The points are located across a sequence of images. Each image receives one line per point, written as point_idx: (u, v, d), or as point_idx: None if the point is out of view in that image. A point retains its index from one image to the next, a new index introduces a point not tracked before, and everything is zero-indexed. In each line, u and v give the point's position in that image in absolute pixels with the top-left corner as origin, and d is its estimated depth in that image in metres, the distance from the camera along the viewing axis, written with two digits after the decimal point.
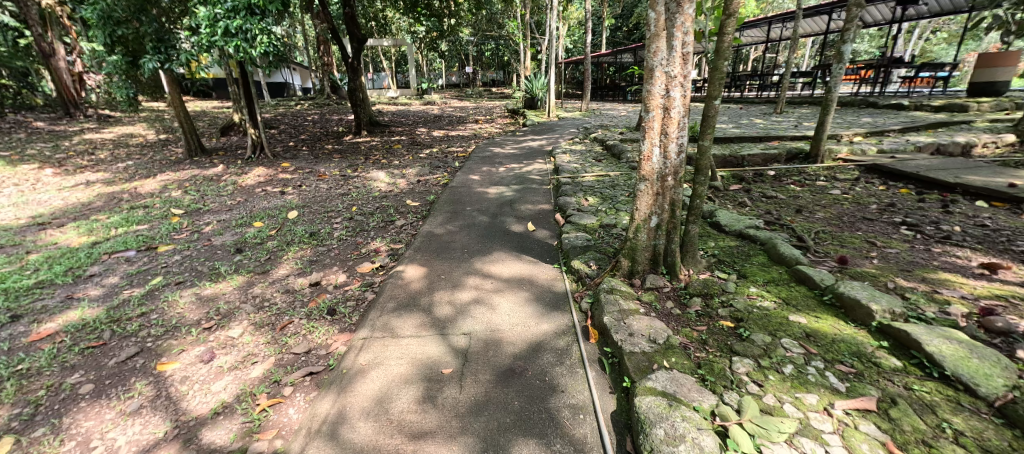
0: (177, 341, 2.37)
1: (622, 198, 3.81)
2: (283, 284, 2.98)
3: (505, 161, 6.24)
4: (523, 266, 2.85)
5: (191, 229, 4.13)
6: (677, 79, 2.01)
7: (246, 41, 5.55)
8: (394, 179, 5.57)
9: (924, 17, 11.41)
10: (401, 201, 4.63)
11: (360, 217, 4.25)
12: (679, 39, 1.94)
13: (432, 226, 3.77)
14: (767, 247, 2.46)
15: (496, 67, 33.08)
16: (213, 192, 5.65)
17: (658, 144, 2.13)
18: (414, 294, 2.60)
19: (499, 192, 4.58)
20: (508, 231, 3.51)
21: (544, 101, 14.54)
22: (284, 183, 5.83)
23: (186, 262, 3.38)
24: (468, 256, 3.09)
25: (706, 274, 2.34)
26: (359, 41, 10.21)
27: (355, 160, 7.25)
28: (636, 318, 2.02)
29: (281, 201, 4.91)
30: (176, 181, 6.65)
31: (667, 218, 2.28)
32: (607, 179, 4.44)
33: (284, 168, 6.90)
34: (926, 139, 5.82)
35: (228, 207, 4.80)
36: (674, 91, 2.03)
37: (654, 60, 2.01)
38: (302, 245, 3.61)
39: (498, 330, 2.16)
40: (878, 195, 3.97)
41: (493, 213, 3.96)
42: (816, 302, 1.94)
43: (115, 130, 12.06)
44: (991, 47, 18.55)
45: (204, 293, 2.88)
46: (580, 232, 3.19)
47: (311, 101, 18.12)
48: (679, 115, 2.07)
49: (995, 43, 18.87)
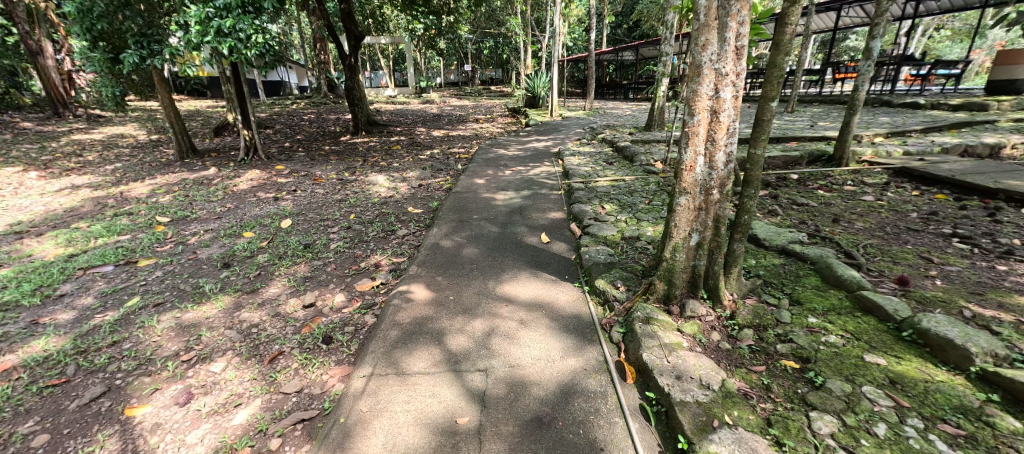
0: (151, 377, 2.09)
1: (642, 206, 3.53)
2: (273, 306, 2.69)
3: (510, 163, 5.95)
4: (540, 286, 2.58)
5: (176, 241, 3.83)
6: (729, 76, 1.72)
7: (240, 42, 5.15)
8: (395, 184, 5.28)
9: (934, 14, 11.16)
10: (402, 208, 4.34)
11: (358, 225, 3.96)
12: (733, 31, 1.65)
13: (437, 236, 3.49)
14: (819, 266, 2.19)
15: (495, 65, 32.75)
16: (203, 198, 5.34)
17: (702, 153, 1.86)
18: (420, 321, 2.32)
19: (507, 198, 4.29)
20: (520, 243, 3.23)
21: (546, 100, 14.23)
22: (278, 187, 5.53)
23: (167, 279, 3.09)
24: (478, 273, 2.82)
25: (753, 299, 2.06)
26: (357, 38, 9.88)
27: (353, 162, 6.95)
28: (681, 355, 1.74)
29: (274, 208, 4.62)
30: (166, 185, 6.34)
31: (710, 236, 2.00)
32: (622, 184, 4.17)
33: (278, 171, 6.59)
34: (952, 140, 5.55)
35: (217, 215, 4.51)
36: (724, 91, 1.75)
37: (702, 56, 1.74)
38: (295, 259, 3.32)
39: (518, 367, 1.89)
40: (915, 202, 3.70)
41: (502, 222, 3.67)
42: (892, 338, 1.67)
43: (105, 130, 11.70)
44: (997, 44, 18.38)
45: (185, 317, 2.60)
46: (601, 245, 2.91)
47: (308, 100, 17.77)
48: (729, 120, 1.79)
49: (999, 41, 18.63)
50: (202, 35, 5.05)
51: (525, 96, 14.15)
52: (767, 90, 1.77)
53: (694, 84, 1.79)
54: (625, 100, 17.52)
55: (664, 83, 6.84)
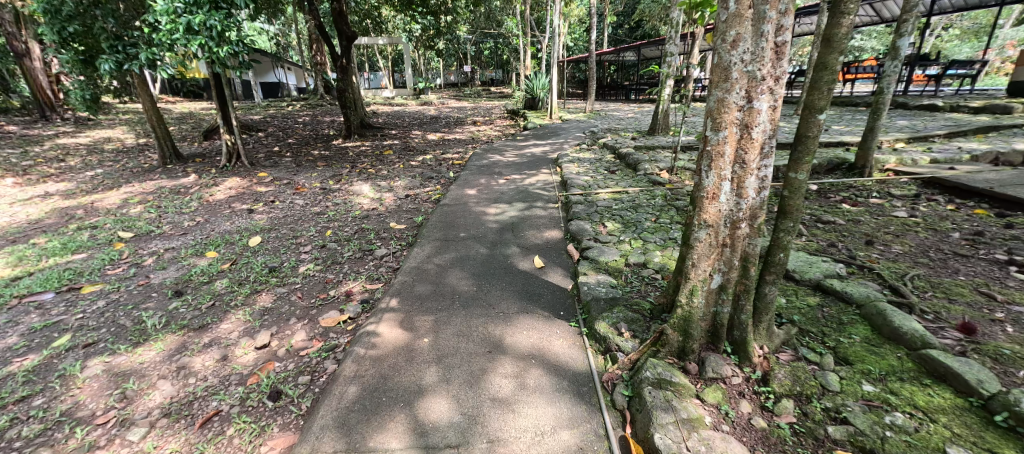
0: (52, 450, 1.70)
1: (648, 224, 3.15)
2: (221, 348, 2.31)
3: (505, 170, 5.58)
4: (532, 327, 2.21)
5: (131, 262, 3.46)
6: (767, 81, 1.34)
7: (212, 39, 4.80)
8: (380, 194, 4.92)
9: (947, 13, 10.75)
10: (384, 223, 3.97)
11: (334, 244, 3.58)
12: (773, 22, 1.28)
13: (418, 259, 3.11)
14: (867, 311, 1.80)
15: (495, 65, 32.34)
16: (174, 210, 4.96)
17: (729, 178, 1.48)
18: (385, 373, 1.94)
19: (500, 212, 3.91)
20: (510, 269, 2.86)
21: (546, 101, 13.84)
22: (256, 198, 5.17)
23: (109, 310, 2.72)
24: (460, 308, 2.44)
25: (788, 353, 1.68)
26: (350, 39, 9.50)
27: (340, 169, 6.57)
28: (704, 438, 1.35)
29: (247, 222, 4.24)
30: (141, 194, 5.98)
31: (736, 278, 1.61)
32: (625, 197, 3.80)
33: (260, 178, 6.22)
34: (981, 147, 5.15)
35: (183, 230, 4.13)
36: (760, 99, 1.36)
37: (731, 55, 1.36)
38: (257, 286, 2.94)
39: (499, 443, 1.51)
40: (952, 219, 3.32)
41: (492, 241, 3.29)
42: (980, 422, 1.27)
43: (92, 134, 11.37)
44: (1008, 44, 17.87)
45: (116, 362, 2.22)
46: (602, 273, 2.53)
47: (303, 102, 17.45)
48: (764, 137, 1.40)
49: (1011, 41, 18.11)
50: (173, 33, 4.66)
51: (525, 97, 13.77)
52: (814, 98, 1.39)
53: (720, 91, 1.41)
54: (626, 101, 17.11)
55: (668, 85, 6.47)
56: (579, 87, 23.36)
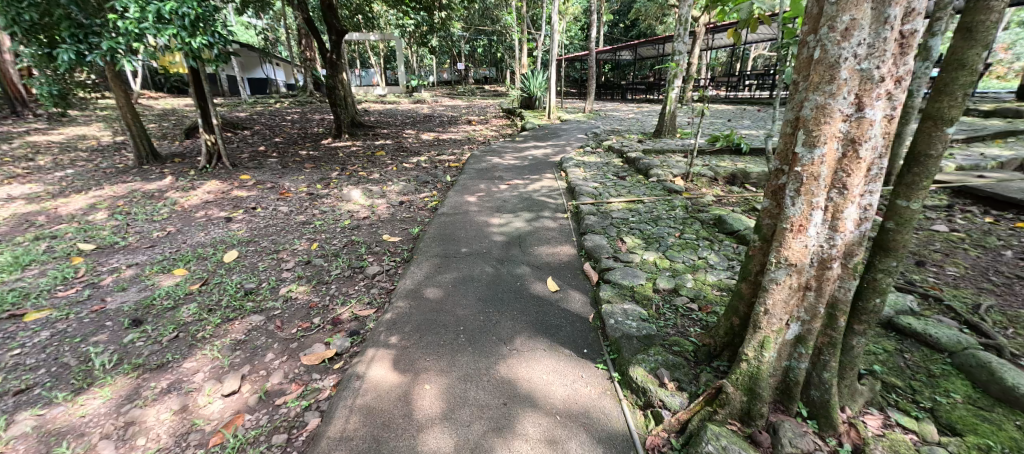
0: None
1: (672, 240, 2.83)
2: (182, 395, 1.94)
3: (505, 174, 5.24)
4: (555, 369, 1.87)
5: (87, 281, 3.04)
6: (888, 82, 1.02)
7: (185, 29, 4.44)
8: (372, 201, 4.55)
9: None
10: (376, 235, 3.61)
11: (319, 259, 3.20)
12: (902, 5, 0.96)
13: (415, 279, 2.76)
14: (963, 361, 1.50)
15: (488, 63, 31.83)
16: (143, 217, 4.53)
17: (823, 206, 1.15)
18: (377, 435, 1.58)
19: (504, 223, 3.57)
20: (521, 293, 2.51)
21: (543, 100, 13.50)
22: (236, 204, 4.76)
23: (53, 344, 2.32)
24: (466, 343, 2.10)
25: (877, 417, 1.37)
26: (340, 34, 9.04)
27: (329, 172, 6.19)
28: None
29: (223, 233, 3.84)
30: (111, 198, 5.54)
31: (819, 328, 1.29)
32: (641, 207, 3.49)
33: (242, 182, 5.80)
34: (1003, 153, 4.90)
35: (151, 242, 3.72)
36: (874, 106, 1.04)
37: (840, 48, 1.03)
38: (229, 314, 2.56)
39: None
40: (997, 234, 3.06)
41: (497, 258, 2.96)
42: None
43: (66, 131, 10.76)
44: (1000, 47, 17.94)
45: (50, 416, 1.83)
46: (628, 302, 2.20)
47: (291, 99, 16.91)
48: (873, 156, 1.08)
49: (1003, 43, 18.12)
50: (140, 21, 4.29)
51: (521, 96, 13.42)
52: (941, 106, 1.08)
53: (819, 94, 1.08)
54: (623, 101, 16.81)
55: (676, 84, 6.18)
56: (574, 86, 23.06)
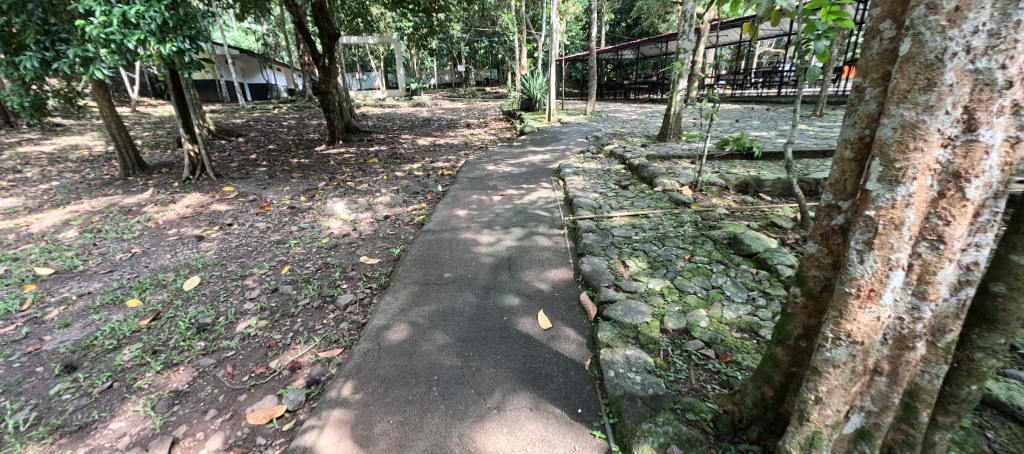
0: None
1: (681, 263, 2.49)
2: None
3: (500, 183, 4.91)
4: (541, 438, 1.53)
5: (29, 314, 2.73)
6: (1017, 90, 0.67)
7: (154, 34, 4.18)
8: (356, 215, 4.24)
9: None
10: (354, 256, 3.29)
11: (287, 286, 2.88)
12: None
13: (388, 313, 2.43)
14: None
15: (489, 65, 31.48)
16: (113, 235, 4.24)
17: (906, 264, 0.80)
18: None
19: (494, 241, 3.24)
20: (508, 331, 2.18)
21: (544, 101, 13.14)
22: (213, 220, 4.46)
23: None
24: (438, 398, 1.77)
25: None
26: (332, 37, 8.75)
27: (316, 182, 5.89)
28: None
29: (191, 254, 3.53)
30: (87, 214, 5.26)
31: (892, 422, 0.94)
32: (645, 223, 3.15)
33: (224, 194, 5.50)
34: None
35: (112, 266, 3.41)
36: (992, 124, 0.69)
37: (944, 38, 0.69)
38: (175, 357, 2.24)
39: None
40: None
41: (483, 285, 2.63)
42: None
43: (58, 141, 10.56)
44: None
45: None
46: (631, 346, 1.86)
47: (290, 104, 16.70)
48: (985, 195, 0.73)
49: None
50: (104, 26, 4.05)
51: (521, 98, 13.10)
52: None
53: (907, 106, 0.75)
54: (626, 101, 16.42)
55: (680, 84, 5.82)
56: (576, 87, 22.74)
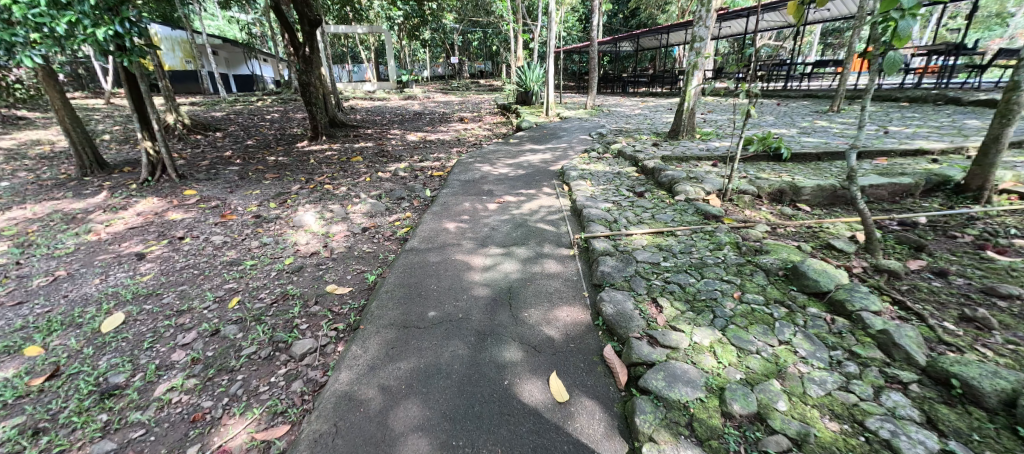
0: None
1: (730, 305, 1.94)
2: None
3: (496, 188, 4.35)
4: None
5: None
6: None
7: (87, 18, 3.65)
8: (329, 227, 3.65)
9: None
10: (321, 283, 2.72)
11: (231, 328, 2.30)
12: None
13: (352, 373, 1.85)
14: None
15: (483, 57, 30.64)
16: (43, 249, 3.62)
17: None
18: None
19: (489, 266, 2.67)
20: (511, 406, 1.61)
21: (541, 95, 12.52)
22: (164, 231, 3.84)
23: None
24: None
25: None
26: (313, 24, 8.02)
27: (291, 184, 5.27)
28: None
29: (124, 279, 2.92)
30: (25, 221, 4.61)
31: None
32: (673, 243, 2.60)
33: (183, 199, 4.87)
34: None
35: (26, 295, 2.80)
36: None
37: None
38: (60, 440, 1.66)
39: None
40: None
41: (477, 330, 2.06)
42: None
43: (19, 135, 9.77)
44: (1007, 38, 17.43)
45: None
46: (688, 443, 1.32)
47: (275, 96, 15.92)
48: None
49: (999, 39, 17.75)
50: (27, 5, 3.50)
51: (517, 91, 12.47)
52: None
53: None
54: (625, 94, 15.82)
55: (695, 77, 5.27)
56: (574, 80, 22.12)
